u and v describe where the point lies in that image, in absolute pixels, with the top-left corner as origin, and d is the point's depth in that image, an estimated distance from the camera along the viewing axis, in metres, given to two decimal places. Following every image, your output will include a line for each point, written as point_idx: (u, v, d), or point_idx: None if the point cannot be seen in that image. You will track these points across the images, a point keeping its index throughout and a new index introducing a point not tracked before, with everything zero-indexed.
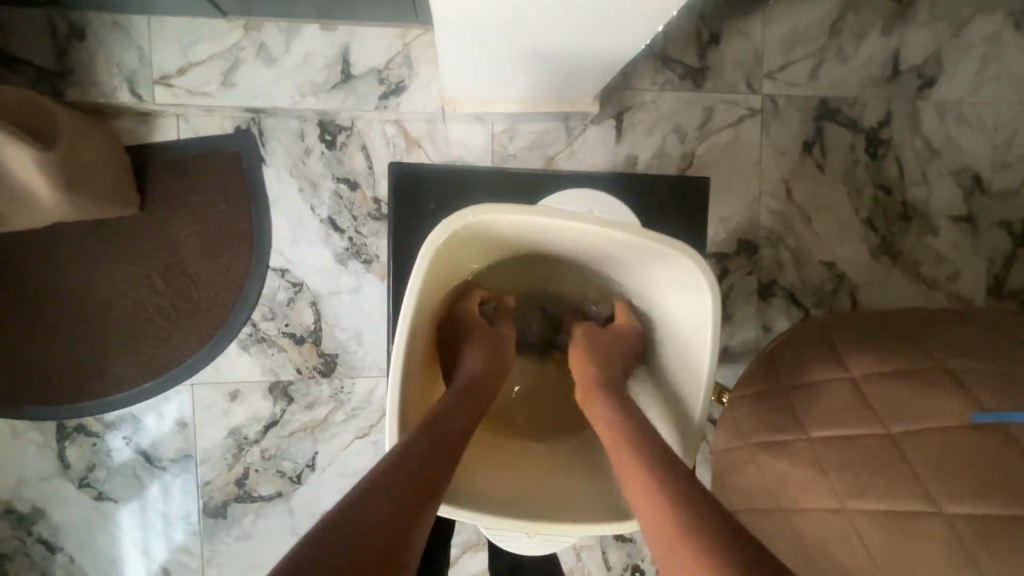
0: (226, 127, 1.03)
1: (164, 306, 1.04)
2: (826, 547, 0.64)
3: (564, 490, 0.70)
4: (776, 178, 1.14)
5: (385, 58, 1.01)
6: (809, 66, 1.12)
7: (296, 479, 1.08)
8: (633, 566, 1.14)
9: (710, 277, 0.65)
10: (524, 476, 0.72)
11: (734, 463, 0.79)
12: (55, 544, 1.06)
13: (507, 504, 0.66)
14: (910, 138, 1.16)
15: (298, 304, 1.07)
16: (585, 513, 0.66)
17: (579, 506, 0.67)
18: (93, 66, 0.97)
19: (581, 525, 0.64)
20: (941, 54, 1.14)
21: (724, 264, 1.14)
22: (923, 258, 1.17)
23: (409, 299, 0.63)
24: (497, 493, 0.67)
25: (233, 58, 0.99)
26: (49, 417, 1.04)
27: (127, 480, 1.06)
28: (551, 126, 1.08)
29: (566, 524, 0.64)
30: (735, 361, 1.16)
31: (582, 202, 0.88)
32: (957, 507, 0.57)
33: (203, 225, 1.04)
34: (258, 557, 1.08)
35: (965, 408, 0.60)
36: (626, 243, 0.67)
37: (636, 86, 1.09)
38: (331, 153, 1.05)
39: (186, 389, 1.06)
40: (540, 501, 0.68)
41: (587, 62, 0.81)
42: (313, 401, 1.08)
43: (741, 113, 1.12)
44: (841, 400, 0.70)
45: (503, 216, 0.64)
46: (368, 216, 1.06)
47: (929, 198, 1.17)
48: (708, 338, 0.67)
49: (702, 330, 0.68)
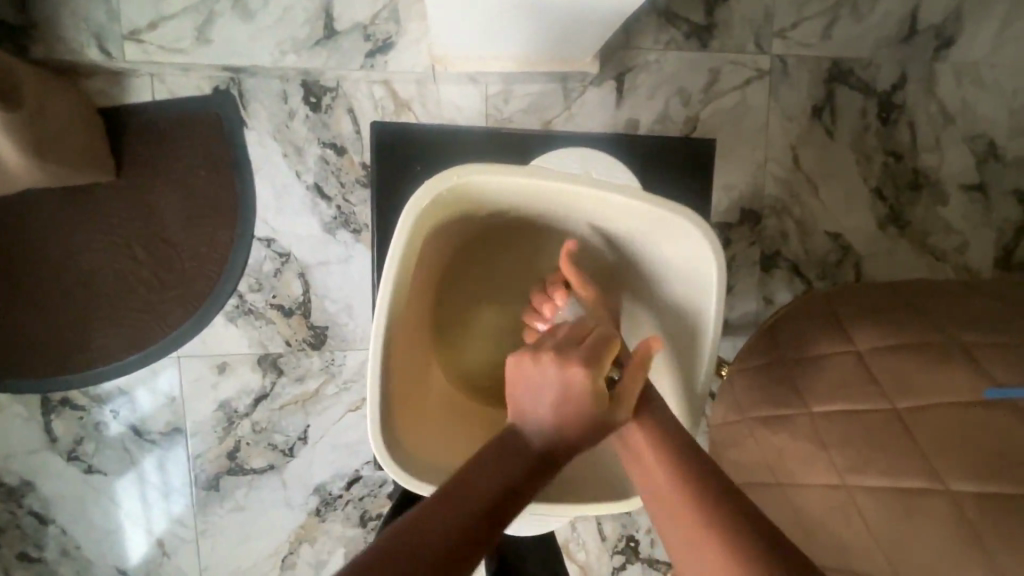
0: (204, 88, 0.98)
1: (146, 277, 1.01)
2: (824, 523, 0.63)
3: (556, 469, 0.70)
4: (783, 145, 1.09)
5: (371, 13, 0.95)
6: (823, 24, 1.06)
7: (288, 451, 1.07)
8: (628, 536, 1.14)
9: (713, 243, 0.63)
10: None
11: (731, 438, 0.77)
12: (46, 516, 1.05)
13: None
14: (924, 102, 1.11)
15: (286, 275, 1.03)
16: (580, 492, 0.67)
17: (574, 493, 0.67)
18: (58, 20, 0.90)
19: (575, 504, 0.64)
20: (960, 12, 1.08)
21: (727, 234, 1.10)
22: (931, 228, 1.13)
23: (391, 265, 0.60)
24: None
25: (208, 12, 0.93)
26: (33, 390, 1.02)
27: (117, 453, 1.05)
28: (548, 89, 1.03)
29: (559, 504, 0.64)
30: (735, 334, 1.13)
31: (581, 162, 0.84)
32: (963, 485, 0.54)
33: (184, 192, 1.00)
34: (252, 529, 1.08)
35: (977, 384, 0.57)
36: (624, 208, 0.64)
37: (639, 45, 1.03)
38: (316, 116, 1.00)
39: (173, 362, 1.03)
40: (527, 482, 0.67)
41: (586, 16, 0.75)
42: (303, 374, 1.06)
43: (749, 74, 1.06)
44: (845, 375, 0.67)
45: (493, 178, 0.62)
46: (356, 182, 1.02)
47: (941, 166, 1.12)
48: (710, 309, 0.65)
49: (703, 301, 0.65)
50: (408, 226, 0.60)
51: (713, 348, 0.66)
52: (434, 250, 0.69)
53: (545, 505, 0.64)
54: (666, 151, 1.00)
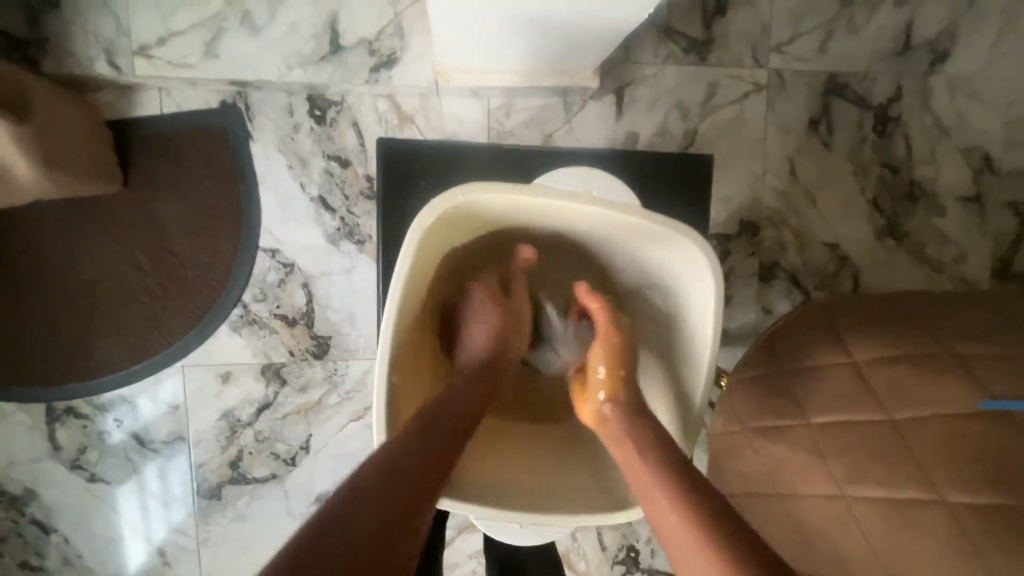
0: (210, 101, 0.99)
1: (151, 287, 1.02)
2: (822, 533, 0.64)
3: (557, 480, 0.70)
4: (780, 157, 1.11)
5: (375, 28, 0.97)
6: (819, 39, 1.08)
7: (290, 461, 1.07)
8: (629, 546, 1.15)
9: (713, 261, 0.63)
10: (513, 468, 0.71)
11: (731, 448, 0.78)
12: (48, 525, 1.05)
13: (499, 496, 0.65)
14: (919, 115, 1.13)
15: (289, 286, 1.04)
16: (581, 503, 0.67)
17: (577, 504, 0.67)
18: (68, 35, 0.92)
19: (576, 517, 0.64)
20: (955, 27, 1.10)
21: (726, 245, 1.11)
22: (928, 239, 1.14)
23: (397, 281, 0.61)
24: (488, 485, 0.66)
25: (216, 27, 0.94)
26: (37, 399, 1.02)
27: (120, 463, 1.05)
28: (550, 103, 1.05)
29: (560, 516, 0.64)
30: (734, 343, 1.14)
31: (584, 181, 0.86)
32: (959, 496, 0.55)
33: (189, 203, 1.01)
34: (253, 539, 1.08)
35: (972, 395, 0.58)
36: (626, 225, 0.65)
37: (638, 60, 1.05)
38: (321, 129, 1.01)
39: (177, 372, 1.04)
40: (529, 494, 0.67)
41: (586, 33, 0.77)
42: (306, 384, 1.06)
43: (747, 88, 1.08)
44: (843, 386, 0.68)
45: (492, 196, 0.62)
46: (360, 194, 1.03)
47: (937, 178, 1.14)
48: (709, 325, 0.65)
49: (704, 316, 0.66)
50: (413, 243, 0.61)
51: (712, 361, 0.66)
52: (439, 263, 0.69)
53: (547, 517, 0.64)
54: (665, 163, 1.01)
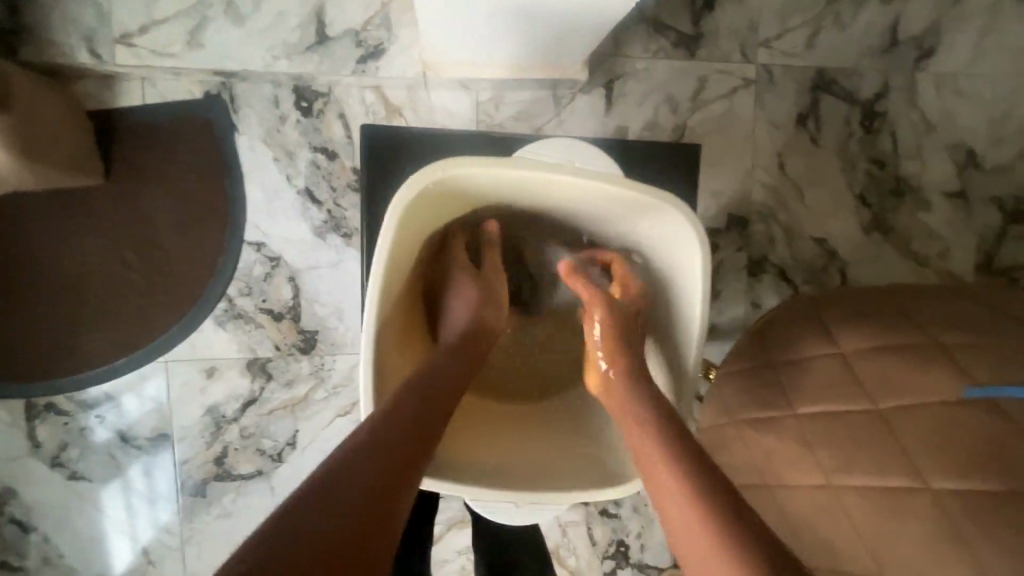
0: (195, 91, 0.98)
1: (134, 281, 1.00)
2: (810, 523, 0.64)
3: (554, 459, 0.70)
4: (769, 152, 1.11)
5: (363, 19, 0.97)
6: (806, 34, 1.08)
7: (276, 457, 1.06)
8: (618, 541, 1.14)
9: (699, 232, 0.64)
10: (520, 446, 0.73)
11: (719, 440, 0.78)
12: (29, 524, 1.03)
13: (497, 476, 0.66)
14: (907, 111, 1.13)
15: (276, 279, 1.03)
16: (579, 477, 0.67)
17: (574, 478, 0.67)
18: (48, 23, 0.91)
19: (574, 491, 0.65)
20: (940, 24, 1.11)
21: (716, 239, 1.12)
22: (914, 234, 1.15)
23: (381, 249, 0.61)
24: (485, 466, 0.67)
25: (200, 17, 0.94)
26: (16, 395, 1.00)
27: (103, 460, 1.03)
28: (538, 96, 1.04)
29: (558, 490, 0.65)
30: (724, 338, 1.14)
31: (565, 151, 0.85)
32: (944, 483, 0.55)
33: (174, 197, 1.00)
34: (239, 535, 1.07)
35: (958, 383, 0.59)
36: (613, 197, 0.66)
37: (627, 54, 1.05)
38: (308, 120, 1.00)
39: (161, 366, 1.03)
40: (528, 473, 0.68)
41: (575, 24, 0.77)
42: (291, 378, 1.05)
43: (735, 83, 1.08)
44: (830, 376, 0.68)
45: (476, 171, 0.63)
46: (348, 187, 1.02)
47: (923, 173, 1.15)
48: (697, 301, 0.67)
49: (690, 290, 0.68)
50: (397, 214, 0.62)
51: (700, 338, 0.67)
52: (425, 236, 0.71)
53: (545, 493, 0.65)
54: None
